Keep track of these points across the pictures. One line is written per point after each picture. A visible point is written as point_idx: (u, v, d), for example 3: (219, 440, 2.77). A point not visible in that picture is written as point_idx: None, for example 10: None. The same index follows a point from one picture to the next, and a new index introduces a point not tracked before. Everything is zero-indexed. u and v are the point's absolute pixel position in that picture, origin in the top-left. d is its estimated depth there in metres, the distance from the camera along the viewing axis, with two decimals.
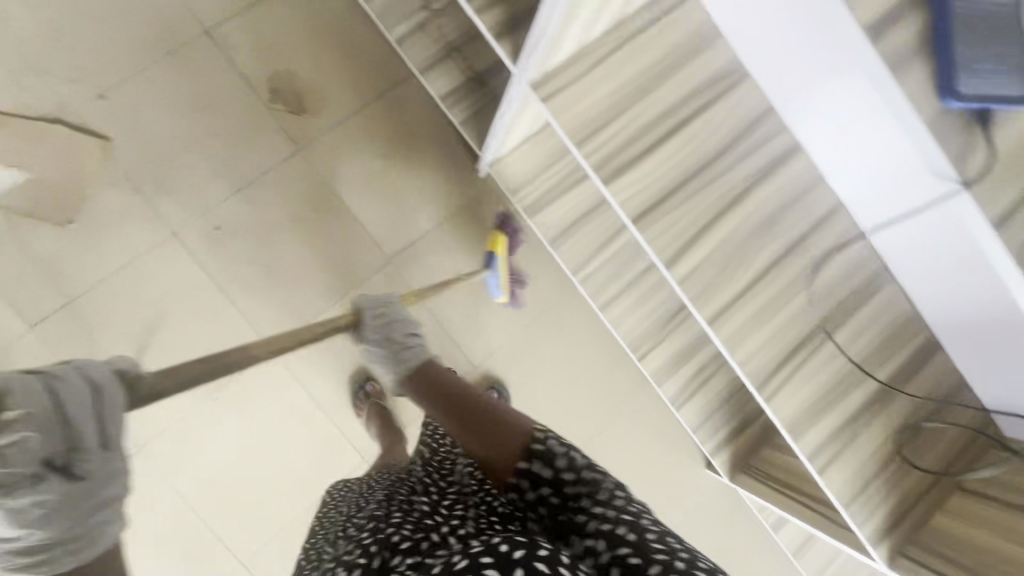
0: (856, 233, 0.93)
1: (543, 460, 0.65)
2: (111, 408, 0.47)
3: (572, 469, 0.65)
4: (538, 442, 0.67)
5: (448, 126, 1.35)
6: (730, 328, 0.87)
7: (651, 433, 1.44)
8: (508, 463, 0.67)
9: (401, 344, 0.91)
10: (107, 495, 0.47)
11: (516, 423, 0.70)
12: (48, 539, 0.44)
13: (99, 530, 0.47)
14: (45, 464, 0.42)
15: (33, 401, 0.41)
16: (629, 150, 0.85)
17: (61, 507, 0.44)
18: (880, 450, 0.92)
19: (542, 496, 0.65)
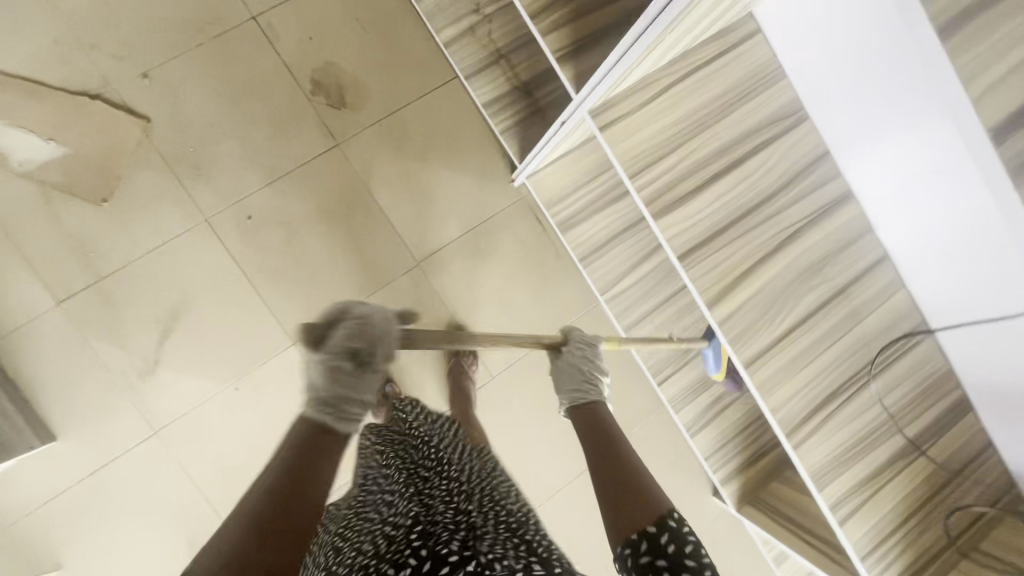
0: (899, 286, 0.92)
1: (671, 537, 0.61)
2: (386, 342, 0.69)
3: (697, 559, 0.59)
4: (676, 520, 0.62)
5: (487, 133, 1.33)
6: (765, 372, 0.87)
7: (661, 455, 1.45)
8: (637, 523, 0.62)
9: (584, 375, 0.87)
10: (362, 395, 0.68)
11: (661, 497, 0.65)
12: (328, 399, 0.67)
13: (353, 415, 0.68)
14: (346, 355, 0.68)
15: (358, 319, 0.69)
16: (680, 186, 0.84)
17: (341, 384, 0.67)
18: (902, 506, 0.92)
19: (653, 569, 0.59)
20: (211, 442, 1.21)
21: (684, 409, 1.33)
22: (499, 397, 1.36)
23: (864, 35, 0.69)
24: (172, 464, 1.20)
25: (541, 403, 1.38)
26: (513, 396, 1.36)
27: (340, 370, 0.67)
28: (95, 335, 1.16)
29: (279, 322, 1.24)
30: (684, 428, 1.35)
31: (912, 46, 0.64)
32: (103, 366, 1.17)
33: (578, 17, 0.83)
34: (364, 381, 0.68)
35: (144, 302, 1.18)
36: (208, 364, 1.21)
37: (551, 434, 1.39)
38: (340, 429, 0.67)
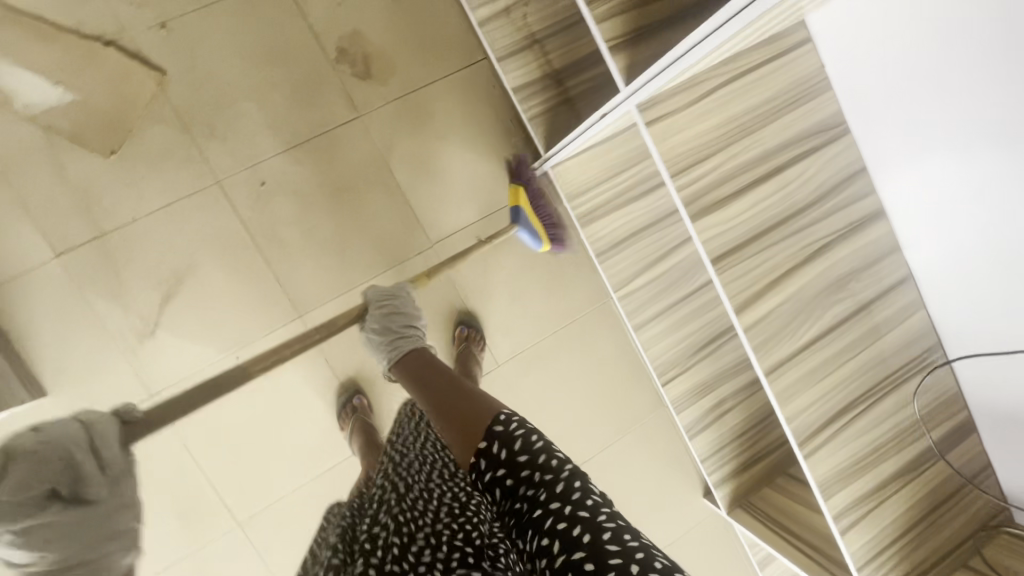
0: (920, 307, 0.93)
1: (501, 441, 0.71)
2: (97, 446, 0.66)
3: (527, 450, 0.69)
4: (501, 423, 0.72)
5: (512, 119, 1.31)
6: (784, 381, 0.87)
7: (658, 456, 1.45)
8: (475, 442, 0.73)
9: (395, 333, 0.96)
10: (114, 527, 0.64)
11: (485, 409, 0.76)
12: (48, 557, 0.60)
13: (105, 559, 0.63)
14: (53, 494, 0.62)
15: (47, 433, 0.64)
16: (719, 190, 0.83)
17: (51, 530, 0.61)
18: (901, 519, 0.94)
19: (498, 478, 0.69)
20: (210, 412, 1.19)
21: (685, 412, 1.35)
22: (502, 386, 1.35)
23: (914, 48, 0.73)
24: (168, 431, 1.17)
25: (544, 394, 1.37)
26: (517, 387, 1.36)
27: (43, 474, 0.61)
28: (94, 292, 1.12)
29: (286, 293, 1.21)
30: (684, 430, 1.36)
31: (955, 50, 0.69)
32: (99, 325, 1.12)
33: (633, 7, 0.81)
34: (85, 457, 0.64)
35: (147, 262, 1.14)
36: (210, 328, 1.17)
37: (552, 428, 1.39)
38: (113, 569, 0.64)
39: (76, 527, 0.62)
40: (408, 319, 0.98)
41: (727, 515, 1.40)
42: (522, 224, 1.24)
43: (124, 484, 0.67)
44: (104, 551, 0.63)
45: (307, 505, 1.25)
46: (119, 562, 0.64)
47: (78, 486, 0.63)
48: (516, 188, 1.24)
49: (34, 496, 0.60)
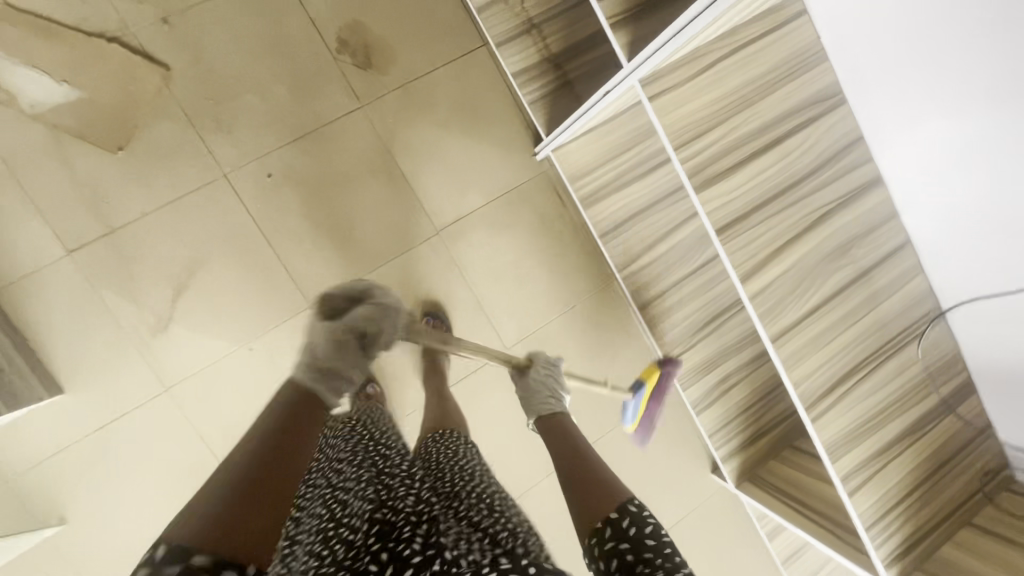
0: (918, 272, 0.95)
1: (632, 519, 0.69)
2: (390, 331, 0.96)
3: (656, 536, 0.67)
4: (636, 506, 0.71)
5: (512, 105, 1.33)
6: (791, 348, 0.89)
7: (666, 433, 1.48)
8: (602, 512, 0.71)
9: (548, 392, 1.01)
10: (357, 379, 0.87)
11: (620, 488, 0.75)
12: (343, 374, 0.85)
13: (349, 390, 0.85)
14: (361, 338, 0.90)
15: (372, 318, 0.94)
16: (722, 162, 0.85)
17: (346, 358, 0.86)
18: (906, 479, 0.96)
19: (619, 550, 0.66)
20: (225, 404, 1.20)
21: (692, 389, 1.37)
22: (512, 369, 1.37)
23: (904, 20, 0.76)
24: (184, 425, 1.18)
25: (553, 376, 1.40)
26: None
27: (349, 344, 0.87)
28: (106, 287, 1.13)
29: (296, 283, 1.23)
30: (691, 406, 1.39)
31: (944, 24, 0.71)
32: (113, 319, 1.14)
33: None
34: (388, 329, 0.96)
35: (158, 257, 1.15)
36: (220, 321, 1.19)
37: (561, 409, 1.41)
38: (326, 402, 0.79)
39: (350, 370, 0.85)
40: (558, 385, 1.04)
41: (735, 489, 1.43)
42: (635, 398, 1.19)
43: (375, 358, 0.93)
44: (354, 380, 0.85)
45: None
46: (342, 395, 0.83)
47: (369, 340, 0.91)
48: (655, 367, 1.18)
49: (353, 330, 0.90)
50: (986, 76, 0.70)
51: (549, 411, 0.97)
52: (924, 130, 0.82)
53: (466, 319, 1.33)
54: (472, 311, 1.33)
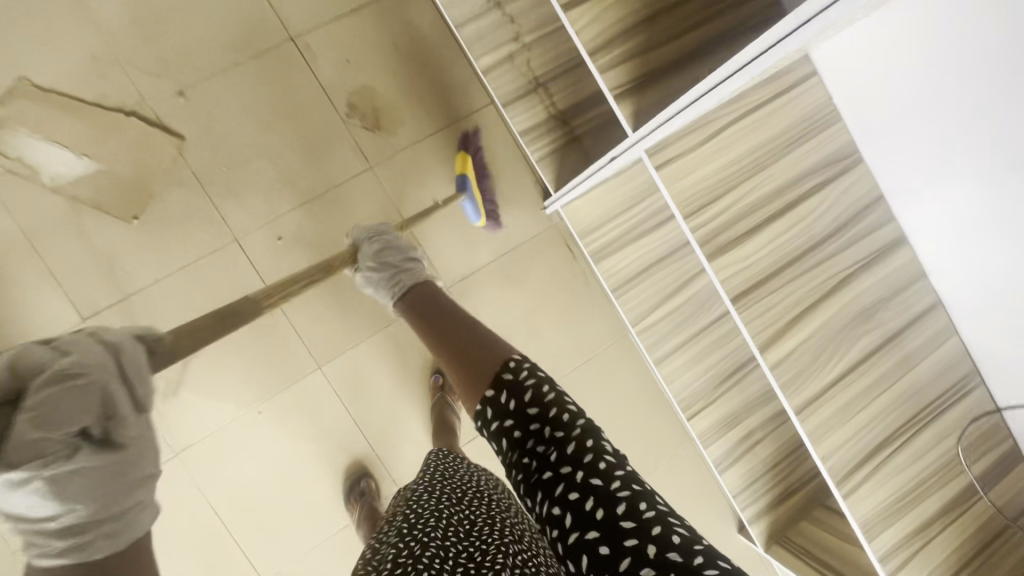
0: (952, 336, 0.90)
1: (510, 391, 0.73)
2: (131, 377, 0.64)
3: (537, 404, 0.70)
4: (509, 372, 0.74)
5: (520, 159, 1.33)
6: (818, 419, 0.84)
7: (689, 491, 1.41)
8: (483, 390, 0.76)
9: (394, 268, 1.01)
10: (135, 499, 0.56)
11: (491, 354, 0.78)
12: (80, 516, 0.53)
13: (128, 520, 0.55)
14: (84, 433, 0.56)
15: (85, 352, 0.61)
16: (735, 228, 0.82)
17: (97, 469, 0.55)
18: (950, 557, 0.89)
19: (507, 428, 0.72)
20: (234, 470, 1.18)
21: (714, 446, 1.31)
22: None
23: (914, 94, 0.75)
24: (193, 491, 1.17)
25: None
26: None
27: (79, 404, 0.56)
28: None
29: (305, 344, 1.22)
30: (714, 464, 1.33)
31: (961, 97, 0.70)
32: None
33: (638, 55, 0.82)
34: (118, 393, 0.60)
35: (169, 322, 1.16)
36: (232, 387, 1.18)
37: None
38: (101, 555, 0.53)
39: (106, 485, 0.55)
40: (404, 253, 1.03)
41: (763, 552, 1.35)
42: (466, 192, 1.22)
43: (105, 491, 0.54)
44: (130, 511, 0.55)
45: (330, 557, 1.24)
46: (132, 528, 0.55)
47: (109, 426, 0.58)
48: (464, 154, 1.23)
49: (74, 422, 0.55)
50: (998, 154, 0.69)
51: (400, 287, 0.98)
52: (939, 202, 0.81)
53: None
54: None
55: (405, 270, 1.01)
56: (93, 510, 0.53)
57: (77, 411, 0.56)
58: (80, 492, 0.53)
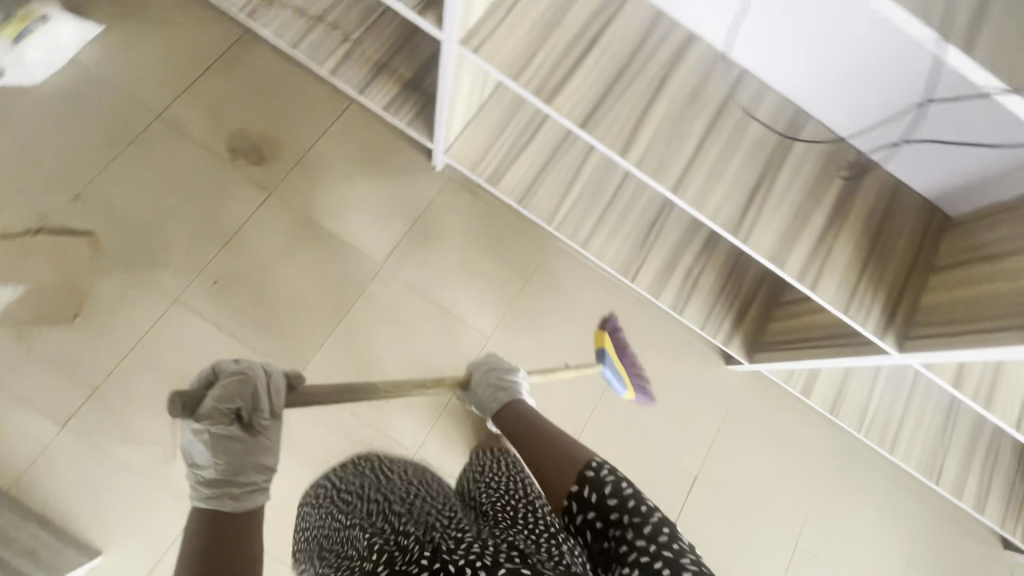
0: (767, 90, 1.07)
1: (592, 485, 0.77)
2: (273, 388, 0.81)
3: (617, 495, 0.74)
4: (594, 470, 0.78)
5: (397, 137, 1.49)
6: (693, 190, 0.99)
7: (669, 347, 1.53)
8: (567, 486, 0.80)
9: (498, 384, 1.13)
10: (262, 462, 0.77)
11: (577, 457, 0.83)
12: (220, 472, 0.74)
13: (253, 491, 0.73)
14: (236, 417, 0.77)
15: (247, 370, 0.80)
16: (557, 73, 0.98)
17: (238, 446, 0.77)
18: (854, 255, 1.04)
19: (588, 520, 0.74)
20: None
21: (664, 294, 1.45)
22: (504, 354, 1.44)
23: None
24: None
25: (542, 343, 1.47)
26: (517, 349, 1.45)
27: (233, 394, 0.77)
28: (108, 440, 1.19)
29: (276, 362, 1.31)
30: (672, 310, 1.47)
31: None
32: (125, 465, 1.19)
33: None
34: (264, 394, 0.79)
35: (144, 393, 1.22)
36: None
37: (565, 368, 1.47)
38: (229, 505, 0.71)
39: (243, 448, 0.77)
40: (504, 373, 1.15)
41: (752, 366, 1.49)
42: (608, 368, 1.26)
43: (247, 461, 0.76)
44: (256, 487, 0.74)
45: None
46: (250, 496, 0.73)
47: (255, 415, 0.78)
48: (603, 332, 1.24)
49: (227, 407, 0.76)
50: None
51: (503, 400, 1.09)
52: None
53: (442, 327, 1.42)
54: (443, 317, 1.43)
55: (504, 389, 1.12)
56: (228, 470, 0.74)
57: (235, 396, 0.77)
58: (226, 451, 0.76)
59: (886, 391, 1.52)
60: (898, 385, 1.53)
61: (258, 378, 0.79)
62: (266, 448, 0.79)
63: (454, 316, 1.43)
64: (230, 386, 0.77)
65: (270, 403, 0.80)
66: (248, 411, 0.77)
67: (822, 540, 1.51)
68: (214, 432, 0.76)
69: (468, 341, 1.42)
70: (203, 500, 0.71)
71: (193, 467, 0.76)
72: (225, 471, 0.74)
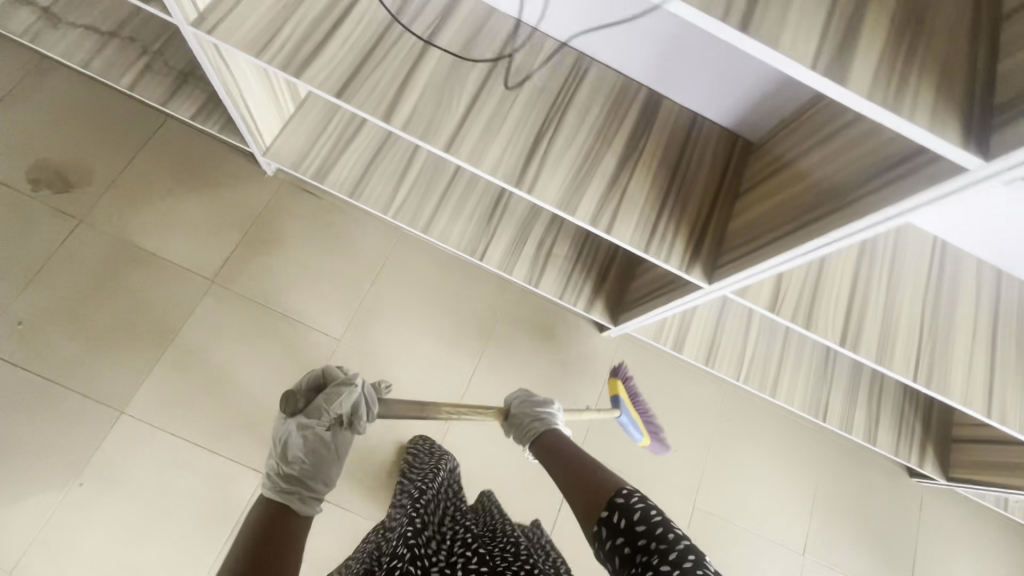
0: (545, 39, 1.04)
1: (621, 511, 0.76)
2: (371, 403, 0.94)
3: (644, 521, 0.73)
4: (624, 497, 0.77)
5: (220, 146, 1.42)
6: (467, 148, 0.96)
7: (536, 323, 1.48)
8: (597, 511, 0.79)
9: (536, 417, 1.07)
10: (331, 470, 0.92)
11: (606, 485, 0.82)
12: (302, 466, 0.89)
13: (315, 494, 0.87)
14: (331, 421, 0.92)
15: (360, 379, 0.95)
16: (306, 48, 0.94)
17: (319, 448, 0.92)
18: (651, 192, 1.01)
19: (618, 544, 0.73)
20: (79, 545, 1.13)
21: (517, 269, 1.40)
22: (358, 354, 1.37)
23: None
24: None
25: (398, 337, 1.41)
26: (372, 348, 1.38)
27: (338, 401, 0.92)
28: None
29: (97, 398, 1.21)
30: (529, 285, 1.42)
31: None
32: None
33: None
34: (361, 409, 0.93)
35: None
36: (43, 473, 1.15)
37: (427, 360, 1.41)
38: (296, 501, 0.83)
39: (325, 452, 0.92)
40: (540, 404, 1.11)
41: (620, 330, 1.45)
42: (623, 415, 1.26)
43: (325, 468, 0.90)
44: (316, 492, 0.87)
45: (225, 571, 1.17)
46: (311, 499, 0.85)
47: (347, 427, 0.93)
48: (614, 379, 1.27)
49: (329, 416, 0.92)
50: None
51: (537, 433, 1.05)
52: None
53: (286, 336, 1.34)
54: (286, 326, 1.35)
55: (545, 419, 1.08)
56: (307, 468, 0.89)
57: (340, 404, 0.92)
58: (314, 448, 0.91)
59: (763, 334, 1.48)
60: (774, 327, 1.49)
61: (362, 392, 0.93)
62: (339, 459, 0.94)
63: (299, 323, 1.36)
64: (355, 388, 0.92)
65: (362, 419, 0.94)
66: (347, 419, 0.92)
67: (718, 496, 1.46)
68: (319, 428, 0.91)
69: (316, 347, 1.35)
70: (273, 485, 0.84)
71: (283, 455, 0.88)
72: (303, 469, 0.89)
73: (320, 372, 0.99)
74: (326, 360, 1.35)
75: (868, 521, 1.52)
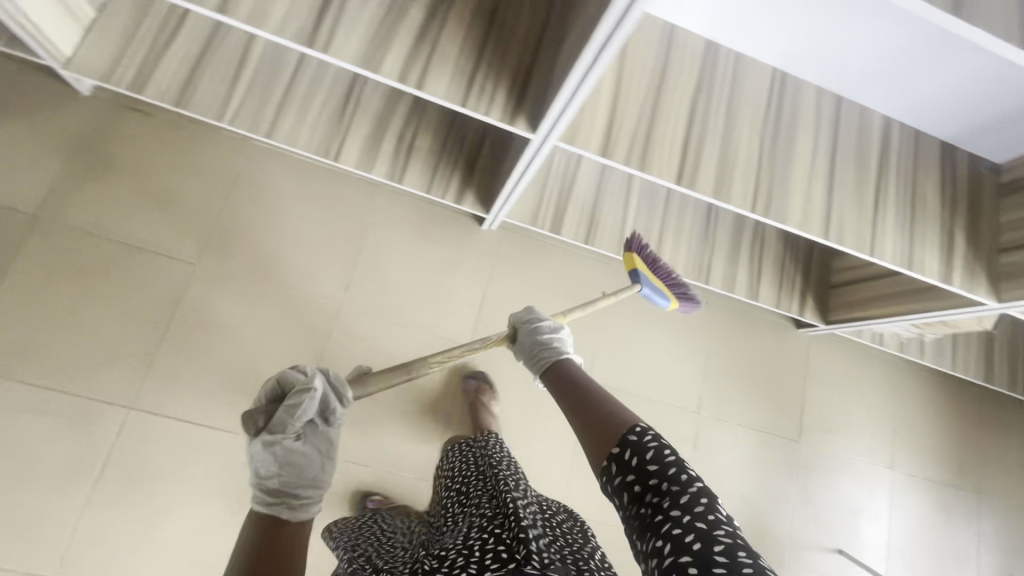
0: None
1: (633, 450, 0.68)
2: (343, 391, 0.85)
3: (658, 460, 0.66)
4: (636, 434, 0.69)
5: (23, 68, 1.27)
6: (246, 9, 0.86)
7: (411, 224, 1.43)
8: (606, 447, 0.72)
9: (544, 344, 0.96)
10: (319, 474, 0.79)
11: (617, 418, 0.72)
12: (285, 481, 0.75)
13: (311, 497, 0.74)
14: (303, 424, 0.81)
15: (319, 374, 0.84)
16: None
17: (297, 457, 0.78)
18: (467, 43, 0.94)
19: (627, 483, 0.67)
20: None
21: (377, 167, 1.33)
22: (218, 276, 1.29)
23: None
24: None
25: (261, 253, 1.33)
26: (234, 267, 1.31)
27: (305, 405, 0.79)
28: None
29: None
30: (394, 182, 1.36)
31: None
32: None
33: None
34: (332, 399, 0.84)
35: None
36: None
37: (298, 274, 1.34)
38: (294, 514, 0.71)
39: (308, 456, 0.79)
40: (550, 328, 0.99)
41: (497, 219, 1.42)
42: (645, 285, 1.19)
43: (313, 472, 0.78)
44: (313, 497, 0.75)
45: (98, 506, 1.13)
46: (309, 504, 0.73)
47: (326, 423, 0.83)
48: (629, 253, 1.18)
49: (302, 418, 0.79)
50: None
51: (544, 361, 0.94)
52: None
53: (133, 265, 1.25)
54: (132, 255, 1.26)
55: (552, 346, 0.96)
56: (293, 479, 0.76)
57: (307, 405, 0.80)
58: (293, 458, 0.78)
59: (644, 207, 1.47)
60: (654, 197, 1.48)
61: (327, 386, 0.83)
62: (324, 459, 0.81)
63: (146, 250, 1.27)
64: (321, 384, 0.81)
65: (337, 408, 0.84)
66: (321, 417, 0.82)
67: (612, 370, 1.49)
68: (292, 439, 0.78)
69: (168, 273, 1.27)
70: (268, 510, 0.71)
71: (260, 478, 0.74)
72: (287, 482, 0.75)
73: (273, 378, 0.82)
74: (182, 284, 1.27)
75: (761, 374, 1.58)
